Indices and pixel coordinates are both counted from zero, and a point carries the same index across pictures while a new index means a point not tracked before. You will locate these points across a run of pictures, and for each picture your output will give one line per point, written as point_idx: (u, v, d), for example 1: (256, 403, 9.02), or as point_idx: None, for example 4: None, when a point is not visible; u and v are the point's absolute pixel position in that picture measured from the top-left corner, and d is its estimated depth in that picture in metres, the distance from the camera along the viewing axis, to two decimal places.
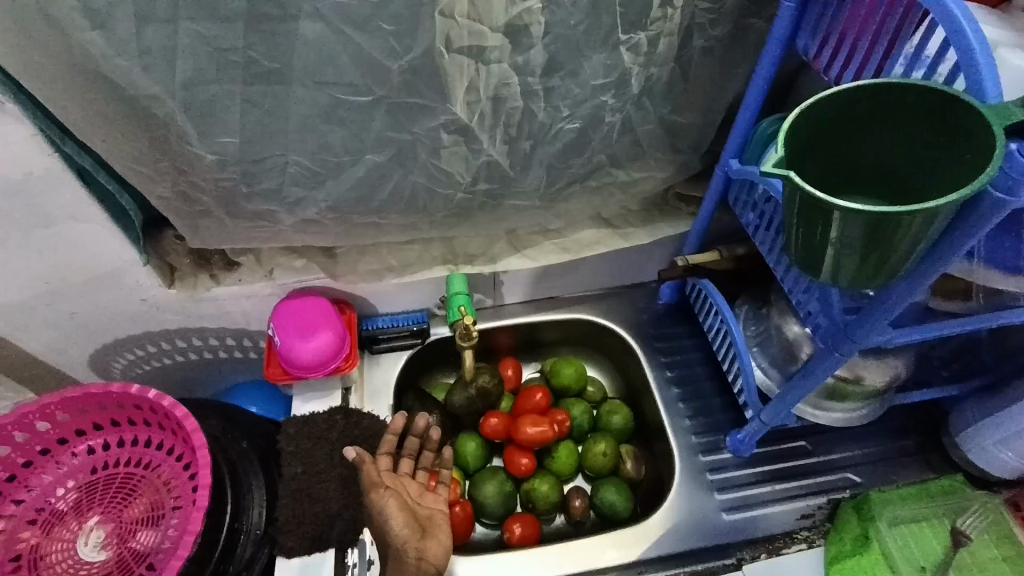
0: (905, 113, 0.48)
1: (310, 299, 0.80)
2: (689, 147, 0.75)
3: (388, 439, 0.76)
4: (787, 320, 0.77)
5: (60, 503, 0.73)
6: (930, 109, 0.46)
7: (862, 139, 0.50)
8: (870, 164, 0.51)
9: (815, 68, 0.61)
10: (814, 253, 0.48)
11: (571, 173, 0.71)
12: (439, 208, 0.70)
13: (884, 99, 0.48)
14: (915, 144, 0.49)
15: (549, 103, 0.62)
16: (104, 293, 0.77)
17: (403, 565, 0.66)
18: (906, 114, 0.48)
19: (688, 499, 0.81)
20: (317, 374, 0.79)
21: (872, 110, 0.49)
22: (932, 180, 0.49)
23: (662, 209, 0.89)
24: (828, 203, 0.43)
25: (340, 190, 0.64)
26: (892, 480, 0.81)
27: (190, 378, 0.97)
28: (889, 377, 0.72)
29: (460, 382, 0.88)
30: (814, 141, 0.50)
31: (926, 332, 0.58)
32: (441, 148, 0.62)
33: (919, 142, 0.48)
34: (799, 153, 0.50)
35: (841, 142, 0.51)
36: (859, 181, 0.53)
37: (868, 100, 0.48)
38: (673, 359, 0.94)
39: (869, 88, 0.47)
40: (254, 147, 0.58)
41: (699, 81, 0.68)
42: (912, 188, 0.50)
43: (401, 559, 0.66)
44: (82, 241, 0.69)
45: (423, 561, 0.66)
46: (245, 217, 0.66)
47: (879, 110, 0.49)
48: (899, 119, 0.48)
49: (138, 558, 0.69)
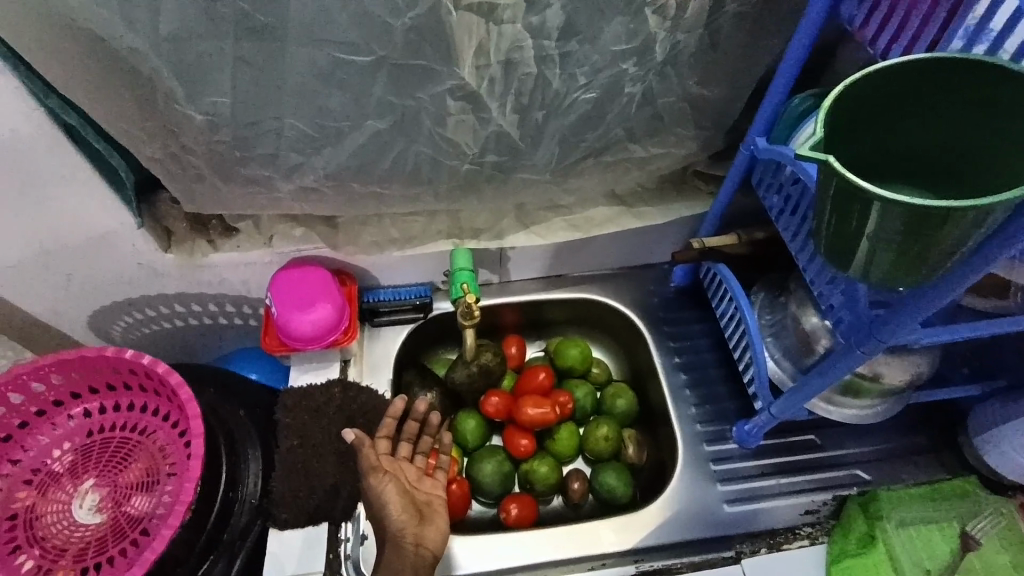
0: (946, 93, 0.44)
1: (310, 270, 0.77)
2: (712, 123, 0.70)
3: (387, 422, 0.74)
4: (806, 311, 0.73)
5: (56, 464, 0.72)
6: (993, 91, 0.42)
7: (896, 123, 0.46)
8: (904, 150, 0.48)
9: (859, 40, 0.56)
10: (846, 246, 0.45)
11: (585, 148, 0.67)
12: (445, 180, 0.66)
13: (924, 78, 0.44)
14: (963, 128, 0.45)
15: (564, 70, 0.57)
16: (100, 256, 0.75)
17: (400, 551, 0.65)
18: (952, 93, 0.44)
19: (689, 487, 0.79)
20: (316, 346, 0.77)
21: (911, 91, 0.45)
22: (988, 168, 0.44)
23: (679, 188, 0.84)
24: (869, 192, 0.40)
25: (340, 158, 0.60)
26: (902, 479, 0.79)
27: (190, 344, 0.96)
28: (909, 375, 0.69)
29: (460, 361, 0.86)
30: (849, 124, 0.46)
31: (959, 333, 0.54)
32: (447, 117, 0.58)
33: (976, 126, 0.44)
34: (832, 138, 0.45)
35: (875, 128, 0.46)
36: (904, 168, 0.49)
37: (908, 78, 0.44)
38: (681, 344, 0.91)
39: (926, 63, 0.43)
40: (248, 109, 0.54)
41: (728, 51, 0.62)
42: (963, 176, 0.46)
43: (399, 545, 0.65)
44: (75, 202, 0.67)
45: (421, 547, 0.66)
46: (240, 182, 0.62)
47: (919, 91, 0.45)
48: (940, 99, 0.45)
49: (132, 523, 0.69)
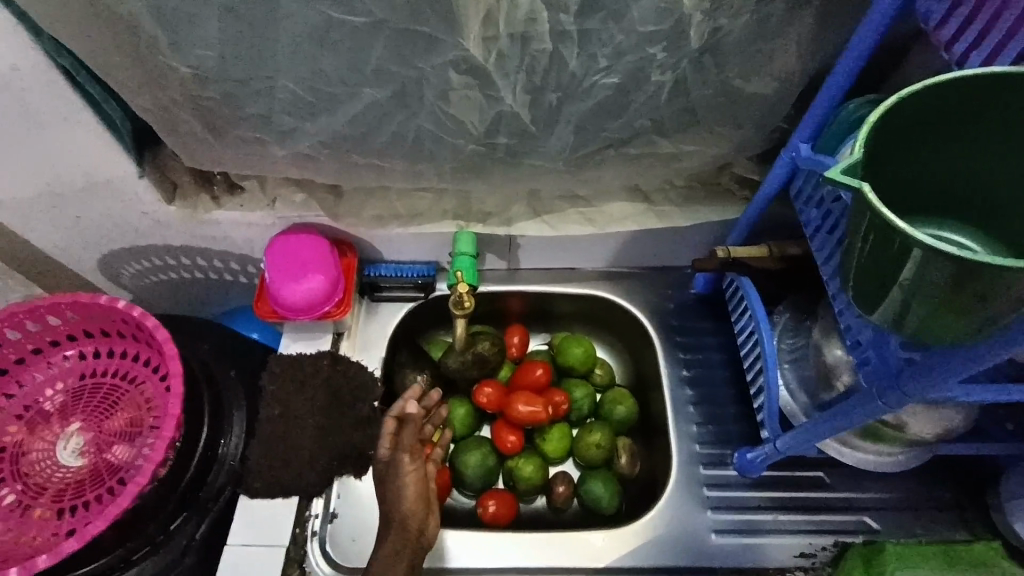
0: (995, 122, 0.40)
1: (307, 238, 0.74)
2: (749, 124, 0.63)
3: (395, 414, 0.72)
4: (830, 341, 0.67)
5: (47, 403, 0.73)
6: None
7: (939, 155, 0.42)
8: (948, 183, 0.43)
9: (933, 42, 0.48)
10: (877, 288, 0.40)
11: (605, 137, 0.61)
12: (448, 159, 0.62)
13: (967, 100, 0.39)
14: (994, 156, 0.41)
15: (583, 50, 0.51)
16: (103, 201, 0.74)
17: (403, 534, 0.64)
18: (987, 118, 0.40)
19: (677, 509, 0.75)
20: (306, 317, 0.75)
21: (958, 118, 0.40)
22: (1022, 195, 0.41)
23: (710, 190, 0.77)
24: (909, 235, 0.35)
25: (337, 125, 0.56)
26: (915, 534, 0.73)
27: (196, 296, 0.96)
28: (940, 428, 0.62)
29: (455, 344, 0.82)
30: (881, 155, 0.40)
31: (1003, 393, 0.47)
32: (450, 91, 0.53)
33: (1007, 153, 0.41)
34: (869, 167, 0.40)
35: (911, 161, 0.42)
36: (929, 203, 0.44)
37: (955, 104, 0.39)
38: (692, 357, 0.85)
39: (968, 83, 0.38)
40: (235, 64, 0.50)
41: (778, 42, 0.55)
42: (995, 205, 0.43)
43: (405, 528, 0.64)
44: (77, 147, 0.66)
45: (422, 534, 0.66)
46: (233, 141, 0.59)
47: (968, 118, 0.40)
48: (986, 127, 0.40)
49: (110, 471, 0.69)
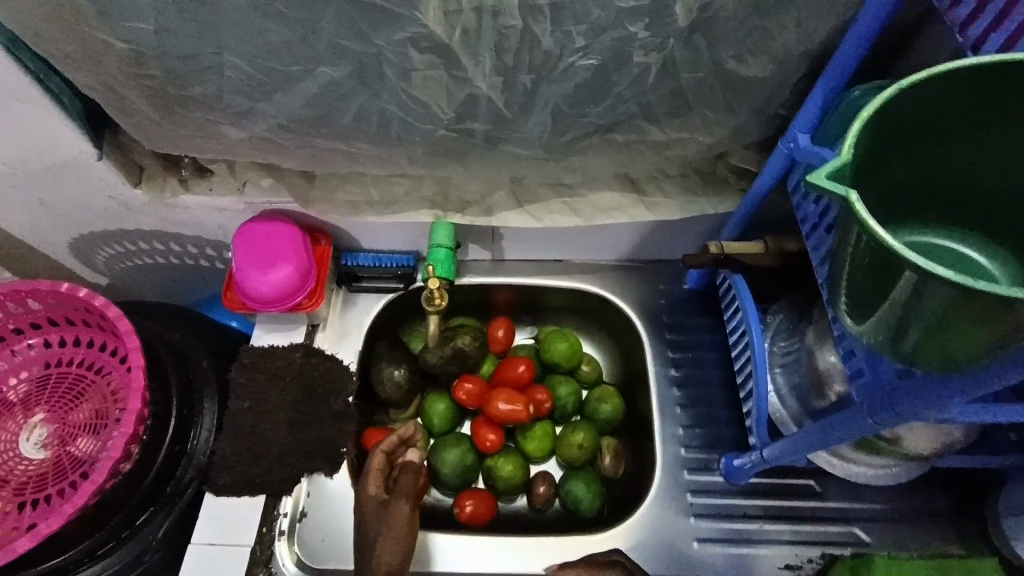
0: (1002, 120, 0.37)
1: (275, 225, 0.70)
2: (744, 109, 0.58)
3: (379, 455, 0.68)
4: (824, 347, 0.63)
5: (11, 393, 0.71)
6: None
7: (933, 152, 0.39)
8: (939, 190, 0.41)
9: (947, 22, 0.44)
10: (868, 307, 0.37)
11: (586, 123, 0.57)
12: (418, 144, 0.57)
13: (971, 96, 0.36)
14: (999, 155, 0.38)
15: (557, 27, 0.46)
16: (66, 183, 0.71)
17: None
18: (993, 117, 0.37)
19: (658, 515, 0.72)
20: (274, 309, 0.71)
21: (962, 112, 0.37)
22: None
23: (705, 180, 0.73)
24: (901, 255, 0.32)
25: (294, 106, 0.52)
26: (908, 547, 0.69)
27: (174, 282, 0.93)
28: (938, 444, 0.59)
29: (433, 337, 0.80)
30: (877, 156, 0.38)
31: (1006, 413, 0.44)
32: (413, 71, 0.48)
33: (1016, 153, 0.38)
34: (862, 171, 0.38)
35: (908, 163, 0.39)
36: (927, 206, 0.42)
37: (961, 97, 0.36)
38: (682, 355, 0.82)
39: (972, 77, 0.35)
40: (176, 40, 0.46)
41: (775, 19, 0.50)
42: (998, 208, 0.40)
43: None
44: (30, 125, 0.62)
45: None
46: (185, 122, 0.55)
47: (971, 114, 0.37)
48: (990, 126, 0.37)
49: (74, 464, 0.67)
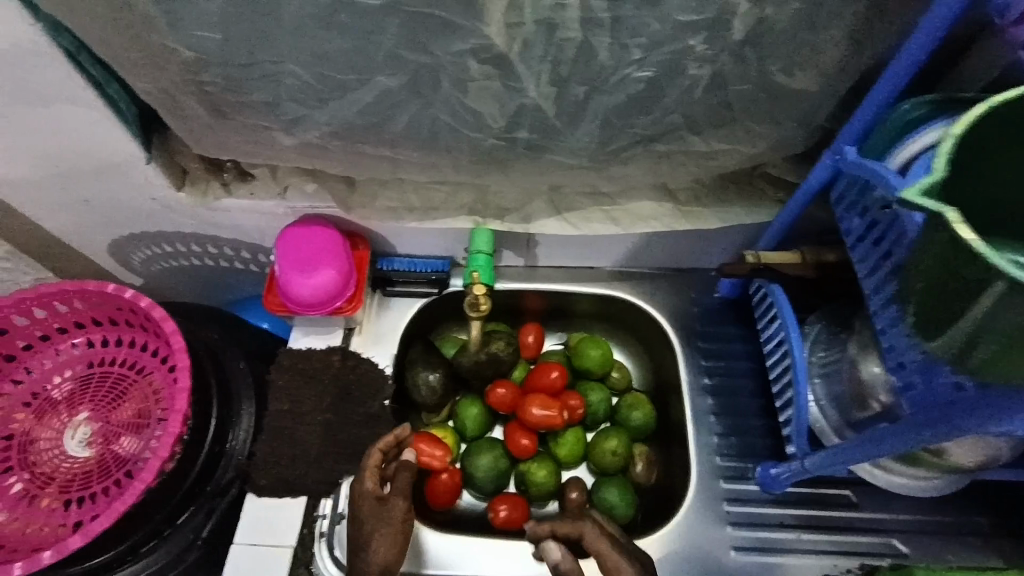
0: None
1: (316, 229, 0.71)
2: (788, 120, 0.59)
3: (375, 452, 0.67)
4: (867, 358, 0.63)
5: (55, 391, 0.72)
6: None
7: (1013, 174, 0.41)
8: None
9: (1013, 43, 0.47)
10: (946, 322, 0.38)
11: (632, 133, 0.57)
12: (465, 152, 0.58)
13: None
14: None
15: (615, 39, 0.46)
16: (112, 184, 0.72)
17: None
18: None
19: (694, 524, 0.72)
20: (315, 312, 0.72)
21: None
22: None
23: (740, 189, 0.73)
24: (994, 267, 0.33)
25: (345, 113, 0.52)
26: (946, 560, 0.69)
27: (208, 283, 0.94)
28: (983, 457, 0.58)
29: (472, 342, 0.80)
30: (960, 173, 0.40)
31: None
32: (469, 81, 0.49)
33: None
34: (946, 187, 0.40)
35: (987, 183, 0.41)
36: (1004, 228, 0.43)
37: None
38: (714, 363, 0.82)
39: None
40: (239, 48, 0.46)
41: (827, 33, 0.50)
42: None
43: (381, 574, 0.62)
44: (80, 127, 0.63)
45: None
46: (237, 128, 0.55)
47: None
48: None
49: (118, 463, 0.68)
